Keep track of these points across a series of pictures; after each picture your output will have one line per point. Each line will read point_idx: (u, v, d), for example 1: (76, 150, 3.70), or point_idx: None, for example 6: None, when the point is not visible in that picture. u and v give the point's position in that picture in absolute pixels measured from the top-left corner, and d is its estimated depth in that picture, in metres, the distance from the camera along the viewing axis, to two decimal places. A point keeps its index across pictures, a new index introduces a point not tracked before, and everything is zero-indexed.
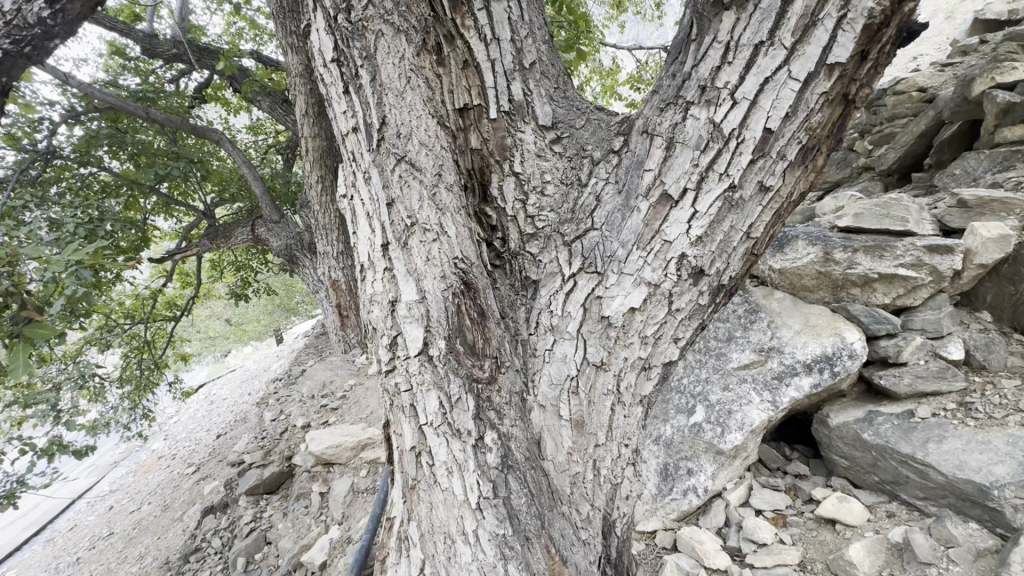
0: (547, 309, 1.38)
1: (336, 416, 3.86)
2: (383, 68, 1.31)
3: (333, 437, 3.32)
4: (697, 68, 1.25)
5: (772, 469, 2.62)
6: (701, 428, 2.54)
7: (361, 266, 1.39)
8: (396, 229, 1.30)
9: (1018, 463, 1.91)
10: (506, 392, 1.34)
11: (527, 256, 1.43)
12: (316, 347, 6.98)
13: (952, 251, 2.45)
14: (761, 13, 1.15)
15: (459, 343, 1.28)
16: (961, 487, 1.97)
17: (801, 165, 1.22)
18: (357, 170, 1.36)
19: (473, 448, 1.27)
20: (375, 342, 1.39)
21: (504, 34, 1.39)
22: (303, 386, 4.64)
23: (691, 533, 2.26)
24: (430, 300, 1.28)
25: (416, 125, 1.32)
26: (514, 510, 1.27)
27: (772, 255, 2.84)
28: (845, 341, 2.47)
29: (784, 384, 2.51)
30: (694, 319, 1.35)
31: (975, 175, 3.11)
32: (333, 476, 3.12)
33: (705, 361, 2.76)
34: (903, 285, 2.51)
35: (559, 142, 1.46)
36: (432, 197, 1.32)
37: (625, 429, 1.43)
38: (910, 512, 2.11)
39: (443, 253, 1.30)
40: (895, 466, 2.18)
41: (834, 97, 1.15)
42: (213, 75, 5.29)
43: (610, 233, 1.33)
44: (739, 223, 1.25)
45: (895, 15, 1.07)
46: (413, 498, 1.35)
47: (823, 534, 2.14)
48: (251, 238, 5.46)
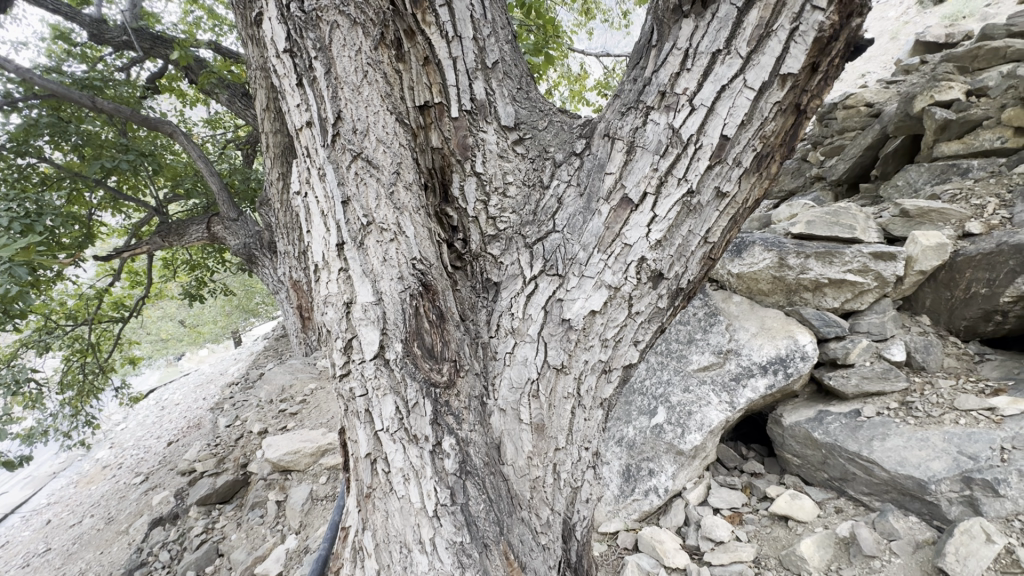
0: (508, 311, 1.36)
1: (295, 421, 3.73)
2: (338, 61, 1.27)
3: (292, 443, 3.20)
4: (657, 73, 1.26)
5: (728, 468, 2.68)
6: (662, 429, 2.58)
7: (315, 266, 1.33)
8: (352, 229, 1.27)
9: (954, 459, 2.03)
10: (465, 397, 1.31)
11: (488, 258, 1.41)
12: (275, 350, 6.75)
13: (895, 258, 2.58)
14: (718, 22, 1.18)
15: (417, 346, 1.25)
16: (902, 482, 2.06)
17: (756, 172, 1.25)
18: (310, 165, 1.31)
19: (431, 454, 1.24)
20: (329, 345, 1.34)
21: (466, 32, 1.36)
22: (261, 390, 4.47)
23: (652, 533, 2.28)
24: (387, 301, 1.24)
25: (373, 121, 1.29)
26: (472, 516, 1.25)
27: (730, 259, 2.92)
28: (798, 343, 2.57)
29: (741, 385, 2.58)
30: (653, 322, 1.36)
31: (916, 187, 3.29)
32: (290, 483, 3.01)
33: (666, 363, 2.81)
34: (850, 290, 2.64)
35: (521, 143, 1.44)
36: (389, 196, 1.28)
37: (585, 432, 1.42)
38: (856, 507, 2.20)
39: (401, 254, 1.26)
40: (843, 463, 2.27)
41: (787, 107, 1.18)
42: (168, 65, 5.02)
43: (572, 235, 1.32)
44: (697, 228, 1.27)
45: (843, 30, 1.12)
46: (369, 507, 1.31)
47: (776, 531, 2.21)
48: (207, 236, 5.17)
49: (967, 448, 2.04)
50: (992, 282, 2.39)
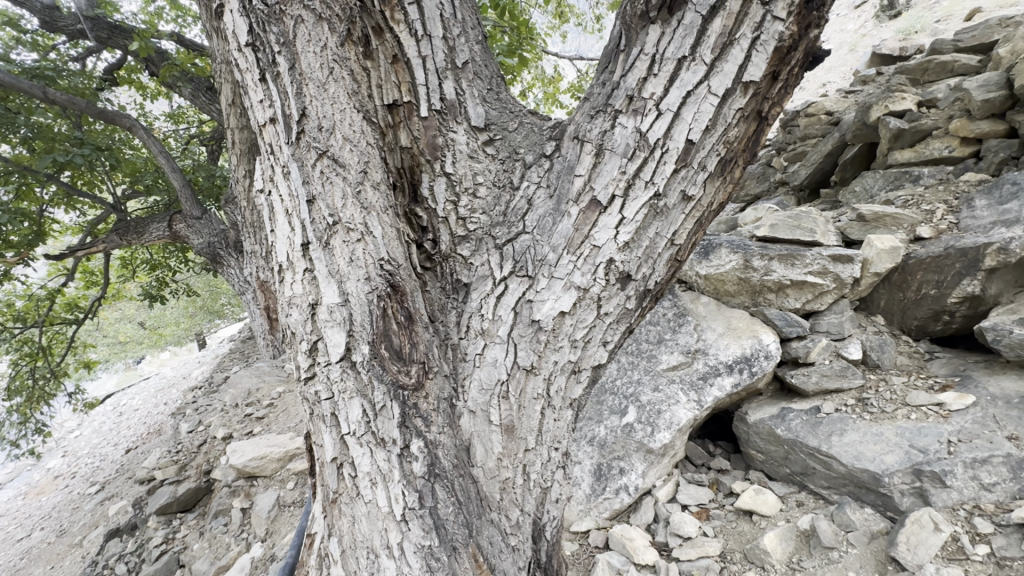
0: (478, 312, 1.36)
1: (262, 425, 3.63)
2: (303, 56, 1.24)
3: (258, 448, 3.11)
4: (625, 78, 1.28)
5: (696, 465, 2.74)
6: (632, 428, 2.62)
7: (279, 267, 1.30)
8: (317, 228, 1.24)
9: (905, 452, 2.12)
10: (435, 399, 1.30)
11: (458, 259, 1.40)
12: (241, 352, 6.55)
13: (852, 260, 2.69)
14: (684, 29, 1.20)
15: (385, 348, 1.23)
16: (859, 475, 2.15)
17: (721, 176, 1.28)
18: (274, 163, 1.28)
19: (398, 457, 1.23)
20: (294, 348, 1.31)
21: (436, 31, 1.35)
22: (225, 394, 4.33)
23: (622, 531, 2.31)
24: (353, 302, 1.22)
25: (340, 119, 1.26)
26: (440, 519, 1.24)
27: (698, 261, 2.98)
28: (762, 343, 2.65)
29: (708, 384, 2.64)
30: (622, 323, 1.37)
31: (872, 193, 3.44)
32: (256, 490, 2.92)
33: (637, 363, 2.85)
34: (811, 291, 2.73)
35: (491, 144, 1.44)
36: (356, 196, 1.26)
37: (555, 433, 1.42)
38: (816, 501, 2.28)
39: (368, 254, 1.25)
40: (804, 458, 2.35)
41: (749, 113, 1.22)
42: (127, 56, 4.82)
43: (541, 237, 1.33)
44: (663, 230, 1.29)
45: (801, 41, 1.16)
46: (335, 512, 1.29)
47: (741, 525, 2.27)
48: (168, 235, 4.96)
49: (917, 442, 2.15)
50: (941, 283, 2.53)
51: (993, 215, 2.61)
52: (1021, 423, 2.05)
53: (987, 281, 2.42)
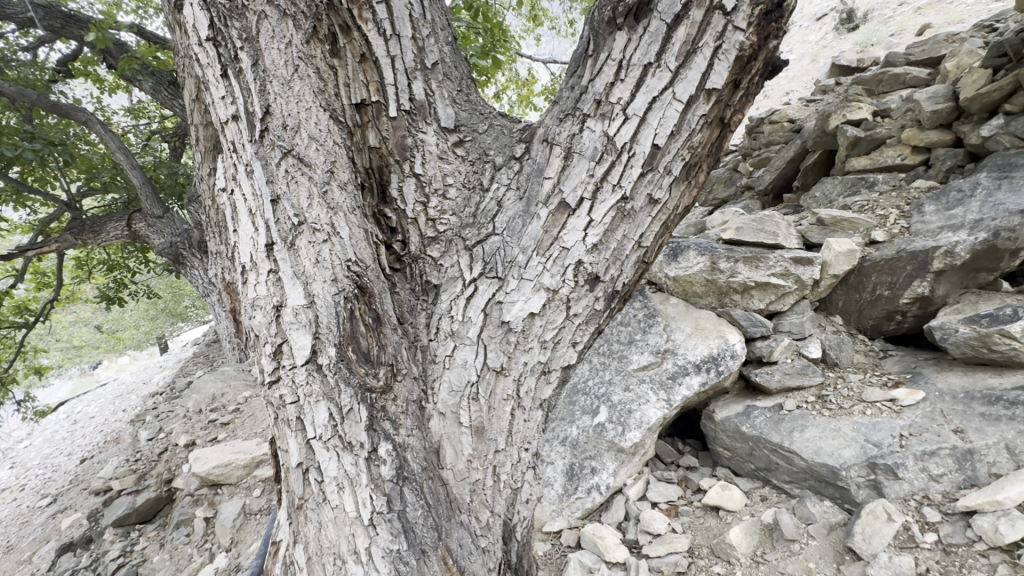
0: (447, 314, 1.36)
1: (227, 431, 3.52)
2: (267, 53, 1.22)
3: (223, 455, 3.01)
4: (593, 82, 1.29)
5: (666, 463, 2.79)
6: (603, 428, 2.65)
7: (242, 268, 1.27)
8: (282, 229, 1.22)
9: (861, 446, 2.22)
10: (403, 401, 1.29)
11: (427, 260, 1.40)
12: (205, 356, 6.34)
13: (812, 263, 2.80)
14: (649, 36, 1.22)
15: (352, 351, 1.22)
16: (818, 470, 2.23)
17: (685, 181, 1.31)
18: (236, 161, 1.25)
19: (366, 461, 1.21)
20: (257, 351, 1.27)
21: (405, 31, 1.34)
22: (188, 400, 4.18)
23: (594, 530, 2.33)
24: (319, 304, 1.20)
25: (305, 117, 1.24)
26: (409, 523, 1.23)
27: (667, 263, 3.05)
28: (728, 343, 2.73)
29: (677, 383, 2.69)
30: (591, 323, 1.39)
31: (831, 198, 3.59)
32: (221, 498, 2.83)
33: (608, 363, 2.89)
34: (774, 292, 2.82)
35: (462, 145, 1.44)
36: (322, 196, 1.24)
37: (525, 434, 1.42)
38: (779, 495, 2.36)
39: (334, 254, 1.23)
40: (767, 454, 2.42)
41: (712, 119, 1.25)
42: (83, 47, 4.59)
43: (511, 239, 1.33)
44: (631, 232, 1.31)
45: (761, 51, 1.20)
46: (300, 518, 1.26)
47: (708, 521, 2.32)
48: (127, 235, 4.75)
49: (872, 436, 2.25)
50: (894, 285, 2.66)
51: (941, 220, 2.76)
52: (965, 416, 2.18)
53: (935, 283, 2.57)
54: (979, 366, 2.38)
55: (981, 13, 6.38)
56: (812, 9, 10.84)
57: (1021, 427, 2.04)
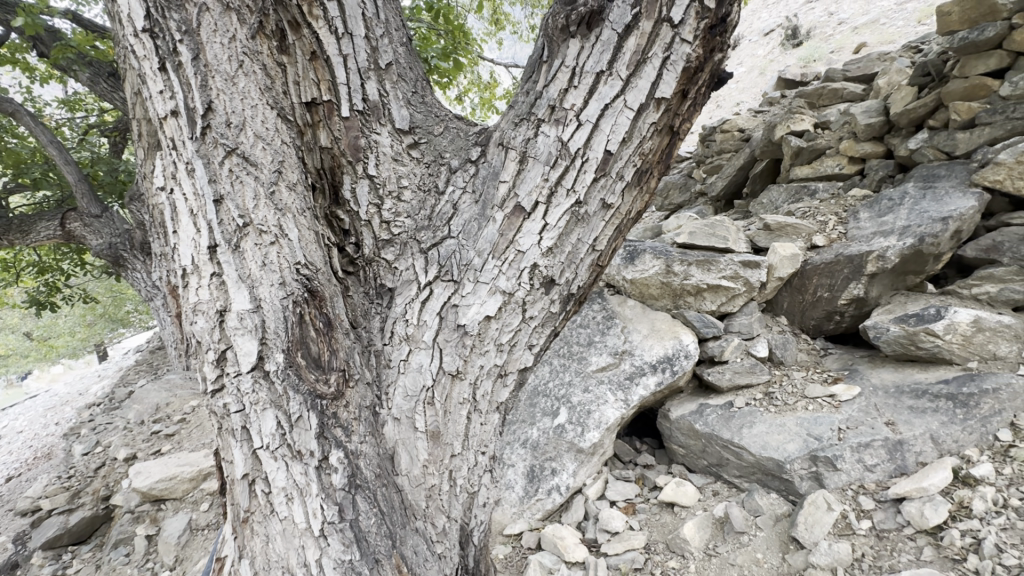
0: (402, 317, 1.34)
1: (171, 443, 3.34)
2: (208, 47, 1.18)
3: (166, 468, 2.85)
4: (547, 88, 1.31)
5: (624, 462, 2.85)
6: (564, 429, 2.68)
7: (182, 271, 1.20)
8: (225, 230, 1.17)
9: (804, 440, 2.34)
10: (355, 407, 1.26)
11: (381, 263, 1.39)
12: (149, 364, 5.99)
13: (759, 266, 2.93)
14: (602, 44, 1.25)
15: (301, 356, 1.19)
16: (765, 464, 2.34)
17: (637, 186, 1.35)
18: (175, 159, 1.19)
19: (316, 470, 1.18)
20: (199, 358, 1.21)
21: (358, 30, 1.32)
22: (128, 411, 3.93)
23: (554, 531, 2.35)
24: (267, 309, 1.17)
25: (251, 115, 1.21)
26: (362, 532, 1.21)
27: (624, 266, 3.12)
28: (682, 343, 2.82)
29: (634, 384, 2.76)
30: (547, 326, 1.40)
31: (777, 205, 3.77)
32: (164, 514, 2.67)
33: (568, 364, 2.93)
34: (725, 294, 2.93)
35: (417, 147, 1.42)
36: (269, 196, 1.21)
37: (482, 437, 1.42)
38: (730, 489, 2.44)
39: (283, 258, 1.19)
40: (718, 450, 2.51)
41: (662, 127, 1.30)
42: (9, 32, 4.26)
43: (466, 242, 1.33)
44: (585, 236, 1.34)
45: (706, 63, 1.26)
46: (245, 532, 1.20)
47: (664, 517, 2.38)
48: (60, 236, 4.43)
49: (813, 430, 2.37)
50: (833, 287, 2.83)
51: (873, 226, 2.95)
52: (896, 409, 2.33)
53: (869, 285, 2.75)
54: (908, 363, 2.56)
55: (909, 35, 6.89)
56: (760, 25, 11.39)
57: (944, 418, 2.21)
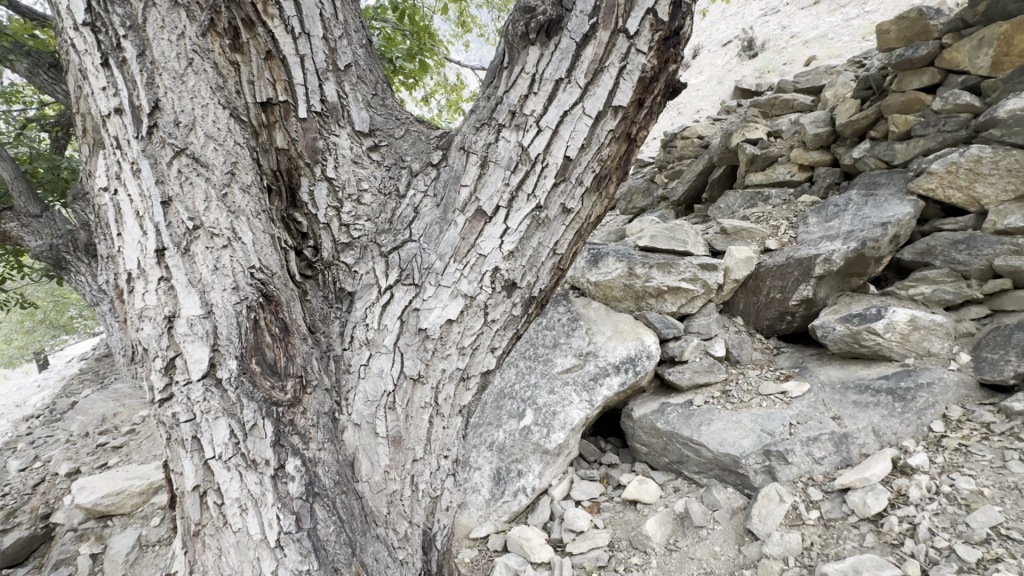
0: (362, 321, 1.33)
1: (119, 456, 3.18)
2: (155, 43, 1.15)
3: (113, 482, 2.70)
4: (508, 93, 1.32)
5: (589, 461, 2.89)
6: (529, 431, 2.70)
7: (128, 275, 1.15)
8: (174, 233, 1.13)
9: (758, 435, 2.43)
10: (313, 414, 1.24)
11: (341, 267, 1.37)
12: (94, 373, 5.65)
13: (716, 268, 3.04)
14: (560, 53, 1.28)
15: (256, 363, 1.16)
16: (722, 459, 2.42)
17: (597, 191, 1.38)
18: (120, 159, 1.14)
19: (272, 479, 1.15)
20: (145, 366, 1.16)
21: (315, 30, 1.30)
22: (71, 423, 3.70)
23: (520, 533, 2.36)
24: (219, 314, 1.13)
25: (202, 115, 1.18)
26: (320, 541, 1.18)
27: (588, 269, 3.17)
28: (644, 344, 2.89)
29: (598, 384, 2.80)
30: (509, 329, 1.41)
31: (733, 209, 3.92)
32: (111, 531, 2.53)
33: (533, 366, 2.96)
34: (684, 296, 3.02)
35: (377, 150, 1.41)
36: (221, 198, 1.18)
37: (444, 441, 1.41)
38: (689, 485, 2.52)
39: (236, 262, 1.17)
40: (679, 447, 2.59)
41: (619, 135, 1.33)
42: None
43: (428, 245, 1.33)
44: (546, 240, 1.35)
45: (661, 73, 1.30)
46: (196, 546, 1.16)
47: (627, 515, 2.43)
48: None
49: (767, 426, 2.47)
50: (784, 288, 2.96)
51: (821, 230, 3.11)
52: (842, 404, 2.46)
53: (818, 286, 2.89)
54: (853, 360, 2.70)
55: (854, 50, 7.30)
56: (719, 36, 11.82)
57: (885, 411, 2.35)
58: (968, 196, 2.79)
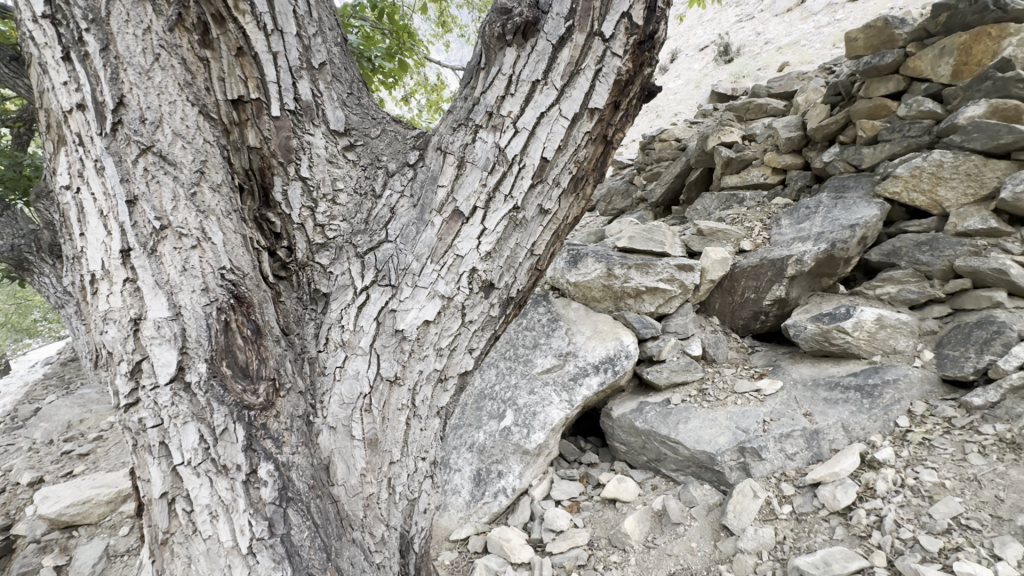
0: (337, 323, 1.31)
1: (86, 464, 3.07)
2: (119, 38, 1.12)
3: (79, 491, 2.60)
4: (484, 94, 1.33)
5: (569, 461, 2.90)
6: (509, 431, 2.70)
7: (91, 277, 1.12)
8: (140, 233, 1.10)
9: (734, 432, 2.48)
10: (287, 417, 1.22)
11: (316, 267, 1.35)
12: (59, 378, 5.44)
13: (693, 269, 3.09)
14: (537, 54, 1.28)
15: (227, 366, 1.13)
16: (699, 457, 2.46)
17: (574, 193, 1.39)
18: (82, 156, 1.11)
19: (243, 484, 1.13)
20: (110, 370, 1.13)
21: (289, 27, 1.28)
22: (33, 431, 3.55)
23: (500, 533, 2.36)
24: (187, 316, 1.10)
25: (169, 112, 1.15)
26: (294, 546, 1.16)
27: (568, 270, 3.19)
28: (623, 344, 2.92)
29: (578, 384, 2.82)
30: (487, 330, 1.41)
31: (709, 211, 3.99)
32: (76, 542, 2.44)
33: (514, 367, 2.96)
34: (662, 296, 3.07)
35: (352, 149, 1.40)
36: (190, 197, 1.15)
37: (421, 443, 1.40)
38: (667, 483, 2.55)
39: (205, 262, 1.14)
40: (657, 445, 2.62)
41: (596, 136, 1.34)
42: None
43: (404, 246, 1.32)
44: (523, 241, 1.36)
45: (636, 77, 1.31)
46: (164, 555, 1.13)
47: (607, 513, 2.45)
48: None
49: (742, 423, 2.52)
50: (758, 288, 3.03)
51: (793, 232, 3.19)
52: (813, 401, 2.53)
53: (790, 286, 2.97)
54: (823, 358, 2.78)
55: (826, 57, 7.51)
56: (696, 41, 12.03)
57: (854, 407, 2.42)
58: (930, 199, 2.90)
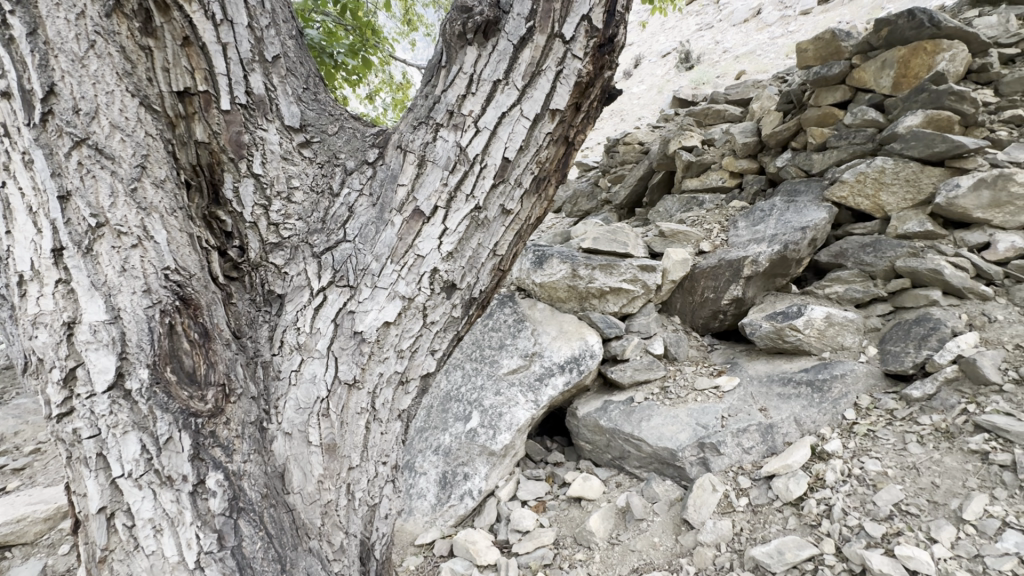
0: (293, 325, 1.27)
1: (21, 479, 2.86)
2: (49, 22, 1.05)
3: (12, 509, 2.42)
4: (445, 93, 1.31)
5: (536, 461, 2.91)
6: (475, 433, 2.68)
7: (17, 278, 1.03)
8: (74, 232, 1.03)
9: (694, 428, 2.54)
10: (237, 424, 1.17)
11: (270, 268, 1.30)
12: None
13: (655, 270, 3.16)
14: (498, 54, 1.28)
15: (172, 371, 1.08)
16: (660, 453, 2.51)
17: (536, 193, 1.39)
18: (6, 147, 1.03)
19: (190, 496, 1.08)
20: (40, 379, 1.05)
21: (239, 18, 1.23)
22: None
23: (466, 536, 2.33)
24: (127, 319, 1.04)
25: (106, 103, 1.08)
26: (245, 559, 1.12)
27: (534, 270, 3.21)
28: (588, 343, 2.95)
29: (543, 384, 2.83)
30: (449, 331, 1.39)
31: (671, 213, 4.09)
32: (8, 564, 2.26)
33: (480, 368, 2.95)
34: (626, 296, 3.12)
35: (308, 146, 1.36)
36: (130, 193, 1.09)
37: (382, 447, 1.37)
38: (630, 479, 2.60)
39: (148, 262, 1.08)
40: (621, 443, 2.66)
41: (557, 138, 1.35)
42: None
43: (363, 246, 1.29)
44: (485, 241, 1.35)
45: (597, 79, 1.33)
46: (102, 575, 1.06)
47: (572, 512, 2.46)
48: None
49: (702, 419, 2.59)
50: (716, 288, 3.12)
51: (749, 233, 3.31)
52: (768, 396, 2.63)
53: (746, 286, 3.07)
54: (777, 355, 2.89)
55: (779, 67, 7.85)
56: (658, 48, 12.33)
57: (805, 402, 2.53)
58: (874, 203, 3.07)
